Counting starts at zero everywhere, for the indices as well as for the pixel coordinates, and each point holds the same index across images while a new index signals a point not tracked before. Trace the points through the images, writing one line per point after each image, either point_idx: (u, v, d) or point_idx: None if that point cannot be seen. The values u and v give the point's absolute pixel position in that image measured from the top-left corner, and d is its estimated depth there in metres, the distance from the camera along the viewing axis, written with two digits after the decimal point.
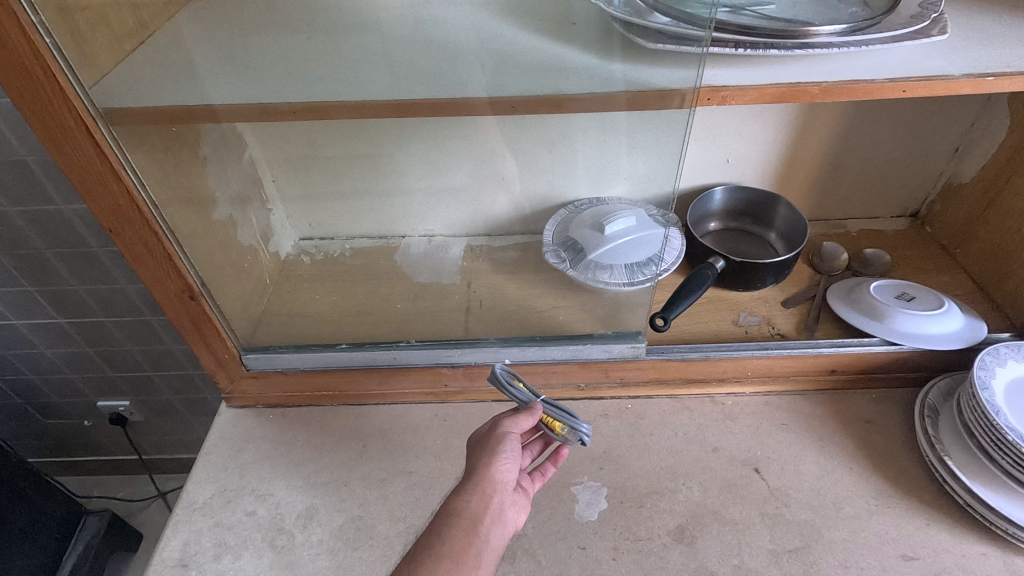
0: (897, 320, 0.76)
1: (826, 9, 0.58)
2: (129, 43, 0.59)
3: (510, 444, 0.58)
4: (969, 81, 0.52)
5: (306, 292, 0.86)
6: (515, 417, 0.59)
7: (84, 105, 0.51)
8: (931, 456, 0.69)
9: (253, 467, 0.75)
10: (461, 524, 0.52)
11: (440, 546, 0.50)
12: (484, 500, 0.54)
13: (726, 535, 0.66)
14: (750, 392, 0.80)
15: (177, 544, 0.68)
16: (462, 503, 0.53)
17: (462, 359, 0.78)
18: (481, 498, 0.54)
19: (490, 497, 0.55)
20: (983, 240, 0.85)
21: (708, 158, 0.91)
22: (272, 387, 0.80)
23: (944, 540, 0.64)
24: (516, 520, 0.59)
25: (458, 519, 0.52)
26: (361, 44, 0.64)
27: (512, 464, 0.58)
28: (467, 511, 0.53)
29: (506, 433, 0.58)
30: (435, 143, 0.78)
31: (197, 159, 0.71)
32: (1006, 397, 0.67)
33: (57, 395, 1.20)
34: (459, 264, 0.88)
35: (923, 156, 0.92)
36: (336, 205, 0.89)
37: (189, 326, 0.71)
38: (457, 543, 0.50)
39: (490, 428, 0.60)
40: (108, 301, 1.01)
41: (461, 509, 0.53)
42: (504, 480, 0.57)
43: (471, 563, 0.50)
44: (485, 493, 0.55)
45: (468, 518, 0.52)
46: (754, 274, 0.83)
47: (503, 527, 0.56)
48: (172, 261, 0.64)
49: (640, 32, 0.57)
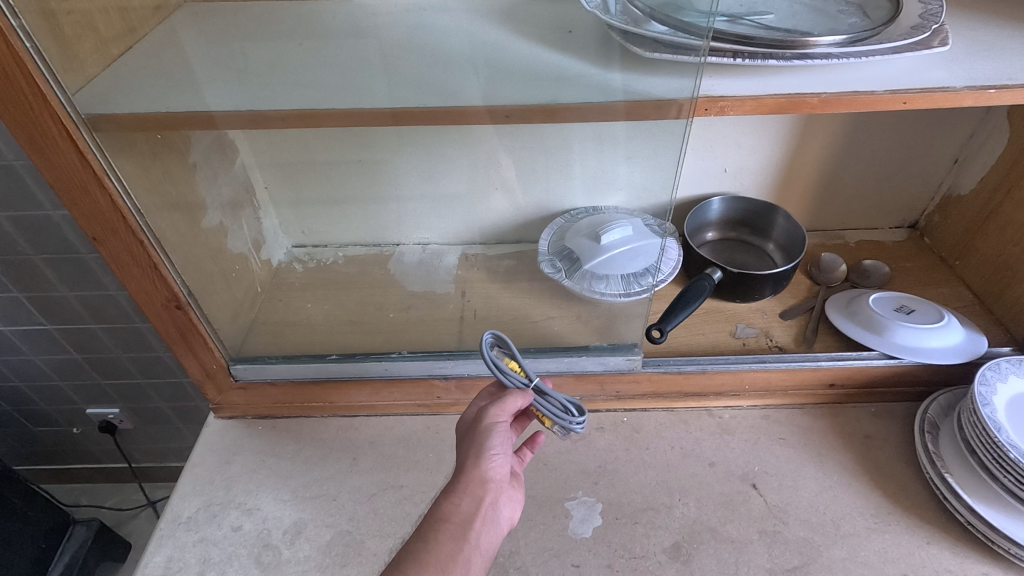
0: (896, 333, 0.75)
1: (825, 19, 0.57)
2: (116, 47, 0.58)
3: (497, 436, 0.54)
4: (970, 93, 0.51)
5: (298, 301, 0.85)
6: (502, 403, 0.54)
7: (66, 110, 0.49)
8: (931, 473, 0.68)
9: (241, 480, 0.74)
10: (449, 530, 0.49)
11: (427, 555, 0.48)
12: (474, 503, 0.51)
13: (724, 553, 0.64)
14: (748, 405, 0.79)
15: (160, 560, 0.66)
16: (450, 508, 0.50)
17: (455, 371, 0.77)
18: (470, 501, 0.51)
19: (480, 499, 0.52)
20: (983, 253, 0.85)
21: (706, 168, 0.90)
22: (260, 398, 0.79)
23: (945, 560, 0.63)
24: (514, 511, 0.56)
25: (444, 525, 0.49)
26: (353, 50, 0.63)
27: (501, 456, 0.55)
28: (456, 515, 0.50)
29: (494, 423, 0.54)
30: (430, 148, 0.76)
31: (185, 166, 0.69)
32: (1007, 414, 0.66)
33: (46, 402, 1.18)
34: (453, 273, 0.87)
35: (922, 167, 0.91)
36: (328, 214, 0.87)
37: (175, 336, 0.70)
38: (445, 551, 0.48)
39: (476, 418, 0.55)
40: (98, 308, 0.99)
41: (448, 514, 0.50)
42: (495, 477, 0.54)
43: (458, 571, 0.48)
44: (475, 495, 0.52)
45: (457, 522, 0.50)
46: (752, 285, 0.81)
47: (496, 525, 0.53)
48: (157, 270, 0.63)
49: (637, 41, 0.56)
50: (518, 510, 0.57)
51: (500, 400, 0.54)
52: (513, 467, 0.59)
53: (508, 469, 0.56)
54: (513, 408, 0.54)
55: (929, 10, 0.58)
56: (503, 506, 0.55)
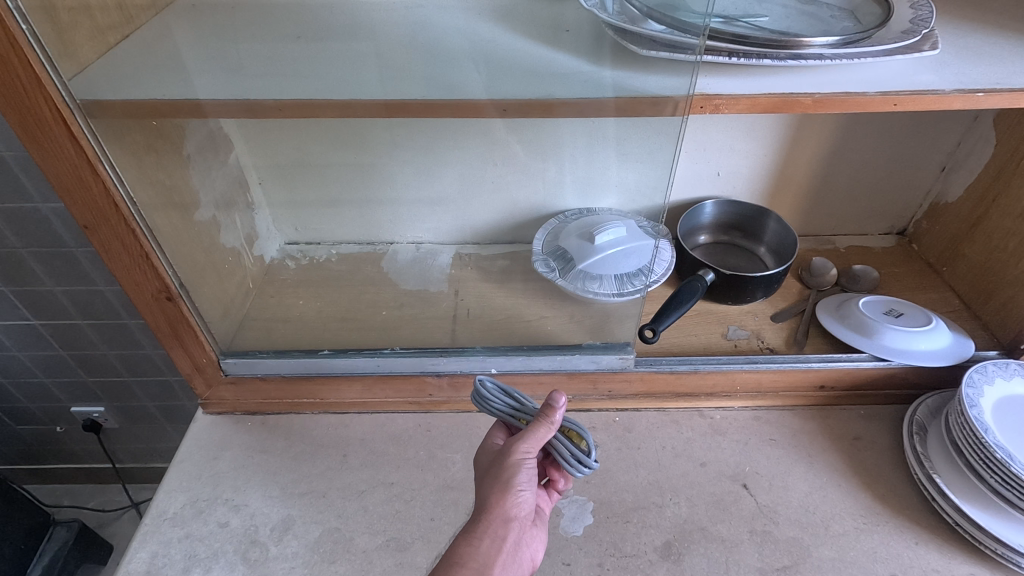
0: (885, 336, 0.76)
1: (817, 23, 0.58)
2: (112, 36, 0.57)
3: (524, 472, 0.55)
4: (959, 96, 0.53)
5: (289, 297, 0.84)
6: (531, 438, 0.54)
7: (60, 95, 0.49)
8: (919, 474, 0.68)
9: (229, 475, 0.73)
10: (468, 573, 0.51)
11: None
12: (496, 545, 0.53)
13: (715, 552, 0.64)
14: (739, 407, 0.79)
15: (144, 556, 0.65)
16: (468, 551, 0.52)
17: (448, 368, 0.76)
18: (492, 544, 0.53)
19: (503, 540, 0.54)
20: (970, 259, 0.86)
21: (699, 171, 0.91)
22: (249, 394, 0.78)
23: (933, 560, 0.63)
24: (533, 551, 0.59)
25: (462, 570, 0.51)
26: (351, 45, 0.62)
27: (526, 491, 0.55)
28: (474, 559, 0.51)
29: (522, 459, 0.54)
30: (426, 147, 0.76)
31: (179, 158, 0.69)
32: (992, 415, 0.67)
33: (30, 400, 1.16)
34: (447, 272, 0.86)
35: (911, 174, 0.93)
36: (323, 211, 0.87)
37: (166, 330, 0.69)
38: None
39: (504, 449, 0.56)
40: (86, 303, 0.98)
41: (466, 558, 0.52)
42: (519, 513, 0.55)
43: None
44: (496, 536, 0.53)
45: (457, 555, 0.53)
46: (743, 288, 0.82)
47: (516, 565, 0.55)
48: (149, 259, 0.62)
49: (633, 39, 0.57)
50: (538, 551, 0.59)
51: (531, 432, 0.53)
52: (536, 505, 0.61)
53: (531, 505, 0.57)
54: (538, 444, 0.54)
55: (918, 16, 0.59)
56: (522, 546, 0.57)
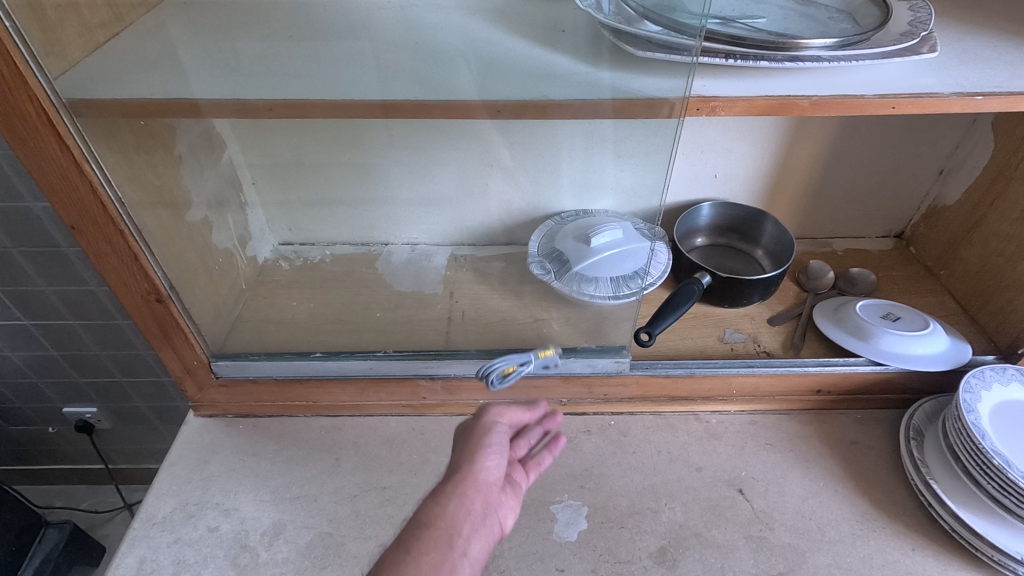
0: (881, 340, 0.75)
1: (816, 24, 0.58)
2: (101, 34, 0.56)
3: (496, 438, 0.59)
4: (957, 99, 0.52)
5: (282, 298, 0.84)
6: (503, 407, 0.62)
7: (46, 93, 0.48)
8: (917, 480, 0.68)
9: (220, 478, 0.72)
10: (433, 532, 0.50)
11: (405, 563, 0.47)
12: (463, 505, 0.53)
13: (710, 558, 0.64)
14: (735, 410, 0.78)
15: (132, 561, 0.64)
16: None
17: (441, 371, 0.76)
18: (459, 505, 0.52)
19: (471, 501, 0.53)
20: (968, 263, 0.85)
21: (697, 173, 0.91)
22: (241, 397, 0.77)
23: (930, 567, 0.63)
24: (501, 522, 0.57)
25: (428, 528, 0.50)
26: (344, 44, 0.62)
27: (497, 458, 0.58)
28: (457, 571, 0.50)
29: (494, 422, 0.60)
30: (421, 148, 0.76)
31: (170, 157, 0.68)
32: (989, 420, 0.66)
33: (22, 400, 1.15)
34: (442, 274, 0.85)
35: (909, 177, 0.92)
36: (316, 212, 0.86)
37: (156, 332, 0.68)
38: (430, 553, 0.48)
39: (476, 420, 0.61)
40: (78, 303, 0.97)
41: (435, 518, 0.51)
42: (488, 478, 0.56)
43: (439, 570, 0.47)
44: (464, 496, 0.53)
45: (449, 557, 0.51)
46: (740, 291, 0.81)
47: (483, 532, 0.54)
48: (137, 260, 0.61)
49: (629, 40, 0.56)
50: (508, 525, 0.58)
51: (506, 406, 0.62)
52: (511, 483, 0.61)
53: (501, 472, 0.58)
54: (509, 416, 0.62)
55: (917, 18, 0.58)
56: (491, 513, 0.56)
